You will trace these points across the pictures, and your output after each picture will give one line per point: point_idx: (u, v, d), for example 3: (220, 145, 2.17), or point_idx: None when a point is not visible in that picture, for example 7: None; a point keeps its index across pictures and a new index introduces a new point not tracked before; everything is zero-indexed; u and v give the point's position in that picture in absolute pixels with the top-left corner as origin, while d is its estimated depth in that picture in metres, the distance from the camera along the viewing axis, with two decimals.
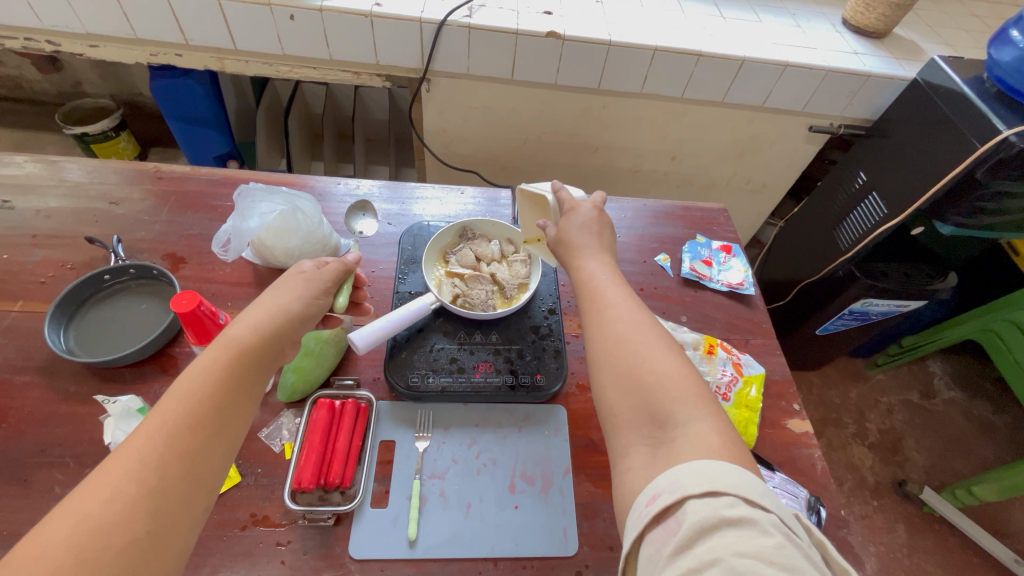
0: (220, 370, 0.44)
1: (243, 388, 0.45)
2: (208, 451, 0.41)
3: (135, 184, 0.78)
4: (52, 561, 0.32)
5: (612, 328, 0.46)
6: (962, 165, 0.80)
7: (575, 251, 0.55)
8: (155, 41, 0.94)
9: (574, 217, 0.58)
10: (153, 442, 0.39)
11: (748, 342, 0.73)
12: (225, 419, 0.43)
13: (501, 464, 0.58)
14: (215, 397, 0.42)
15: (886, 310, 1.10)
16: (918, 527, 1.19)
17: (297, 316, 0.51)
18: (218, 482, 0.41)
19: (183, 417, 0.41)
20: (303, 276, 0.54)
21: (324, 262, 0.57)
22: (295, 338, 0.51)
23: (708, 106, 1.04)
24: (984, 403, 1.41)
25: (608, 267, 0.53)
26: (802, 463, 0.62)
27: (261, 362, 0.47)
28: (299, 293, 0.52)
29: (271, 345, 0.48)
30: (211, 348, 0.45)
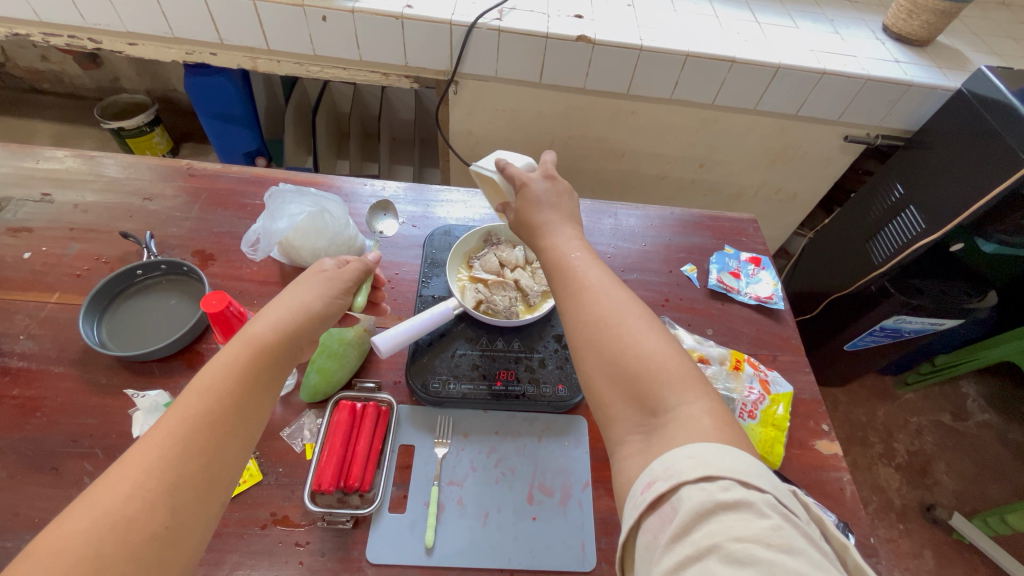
0: (240, 369, 0.44)
1: (260, 384, 0.45)
2: (226, 448, 0.41)
3: (169, 181, 0.80)
4: (73, 553, 0.33)
5: (591, 310, 0.44)
6: (1008, 181, 0.77)
7: (542, 227, 0.53)
8: (191, 40, 0.95)
9: (538, 186, 0.56)
10: (174, 436, 0.39)
11: (776, 359, 0.71)
12: (243, 418, 0.43)
13: (519, 474, 0.58)
14: (236, 394, 0.43)
15: (920, 328, 1.07)
16: (946, 555, 1.14)
17: (318, 315, 0.51)
18: (235, 480, 0.42)
19: (205, 415, 0.41)
20: (324, 276, 0.54)
21: (346, 261, 0.57)
22: (313, 337, 0.52)
23: (739, 113, 1.02)
24: (1021, 427, 1.35)
25: (574, 244, 0.51)
26: (830, 487, 0.60)
27: (279, 360, 0.47)
28: (322, 291, 0.53)
29: (290, 343, 0.48)
30: (232, 344, 0.45)
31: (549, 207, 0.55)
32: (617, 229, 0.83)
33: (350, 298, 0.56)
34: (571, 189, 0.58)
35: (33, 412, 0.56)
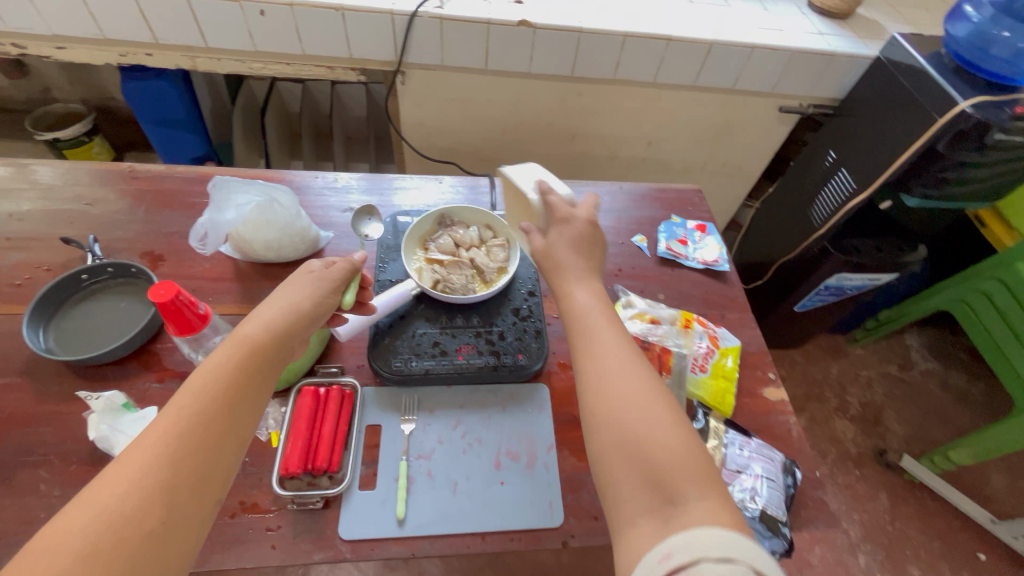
0: (231, 371, 0.44)
1: (252, 386, 0.45)
2: (222, 448, 0.42)
3: (110, 185, 0.77)
4: (70, 548, 0.33)
5: (610, 383, 0.45)
6: (924, 138, 0.83)
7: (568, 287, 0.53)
8: (124, 42, 0.92)
9: (562, 245, 0.56)
10: (168, 434, 0.39)
11: (724, 317, 0.75)
12: (237, 417, 0.43)
13: (485, 443, 0.60)
14: (228, 393, 0.43)
15: (861, 285, 1.14)
16: (900, 495, 1.22)
17: (306, 314, 0.52)
18: (230, 479, 0.42)
19: (199, 414, 0.41)
20: (313, 276, 0.54)
21: (332, 261, 0.57)
22: (304, 335, 0.52)
23: (680, 90, 1.06)
24: (960, 372, 1.45)
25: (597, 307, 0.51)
26: (778, 430, 0.64)
27: (273, 358, 0.48)
28: (309, 291, 0.53)
29: (281, 342, 0.49)
30: (222, 347, 0.46)
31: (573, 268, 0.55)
32: None
33: (338, 297, 0.55)
34: (603, 242, 0.59)
35: None
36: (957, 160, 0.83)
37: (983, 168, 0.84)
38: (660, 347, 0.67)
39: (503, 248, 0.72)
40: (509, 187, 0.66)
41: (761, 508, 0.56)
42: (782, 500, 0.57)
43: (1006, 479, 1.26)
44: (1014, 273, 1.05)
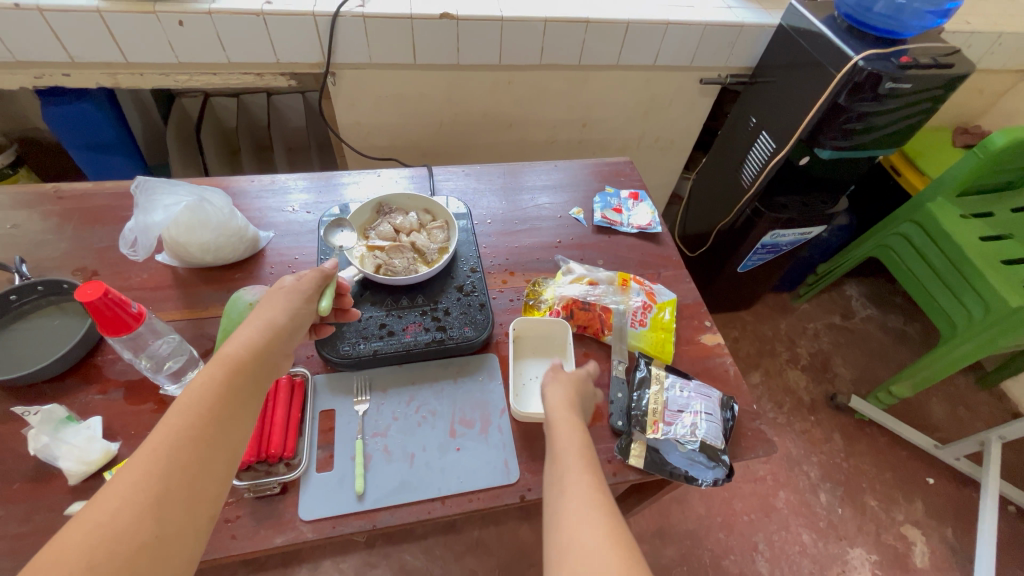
0: (217, 388, 0.43)
1: (239, 400, 0.44)
2: (211, 463, 0.40)
3: (35, 207, 0.76)
4: (67, 567, 0.31)
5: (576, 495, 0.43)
6: (827, 94, 0.90)
7: (553, 414, 0.53)
8: (38, 63, 0.90)
9: (554, 383, 0.58)
10: (159, 449, 0.38)
11: (660, 275, 0.79)
12: (227, 431, 0.42)
13: (440, 414, 0.61)
14: (215, 409, 0.41)
15: (794, 240, 1.22)
16: (853, 433, 1.29)
17: (284, 328, 0.50)
18: (223, 493, 0.40)
19: (186, 429, 0.40)
20: (285, 291, 0.53)
21: (302, 273, 0.57)
22: (287, 351, 0.51)
23: (605, 71, 1.11)
24: (896, 315, 1.55)
25: (575, 434, 0.50)
26: (717, 371, 0.68)
27: (256, 375, 0.46)
28: (286, 304, 0.52)
29: (265, 359, 0.47)
30: (208, 365, 0.44)
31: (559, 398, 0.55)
32: (507, 187, 0.89)
33: (314, 307, 0.55)
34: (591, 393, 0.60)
35: None
36: (857, 111, 0.90)
37: (883, 116, 0.92)
38: (600, 308, 0.69)
39: (443, 230, 0.74)
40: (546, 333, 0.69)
41: (701, 441, 0.60)
42: (720, 432, 0.61)
43: (945, 408, 1.35)
44: (926, 214, 1.14)
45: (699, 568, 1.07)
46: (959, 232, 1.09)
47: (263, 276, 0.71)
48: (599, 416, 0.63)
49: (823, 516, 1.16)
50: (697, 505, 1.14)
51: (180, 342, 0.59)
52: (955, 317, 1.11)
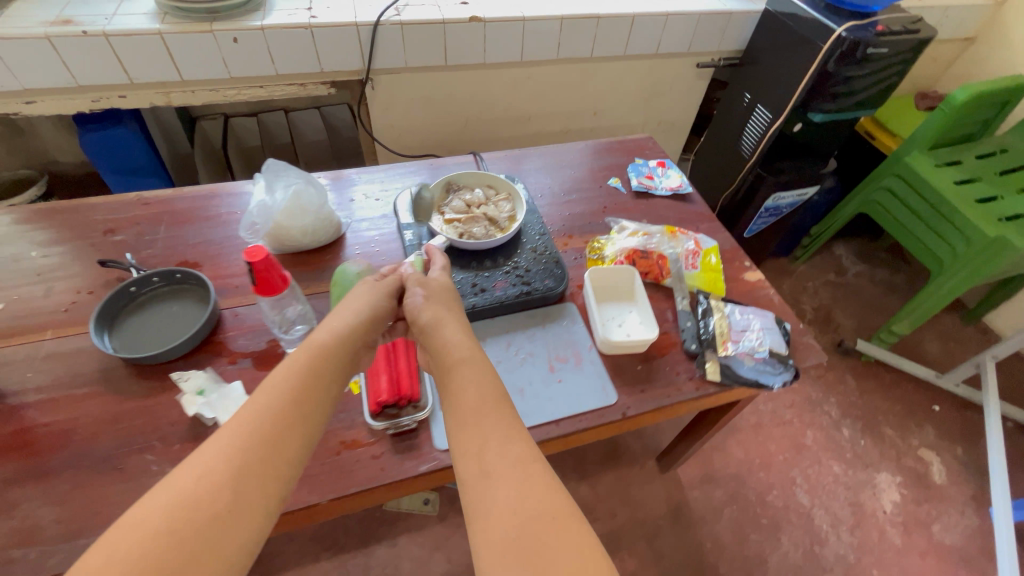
0: (297, 374, 0.46)
1: (317, 386, 0.46)
2: (288, 441, 0.42)
3: (124, 212, 0.81)
4: (151, 525, 0.34)
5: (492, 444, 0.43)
6: (816, 63, 1.03)
7: (447, 353, 0.52)
8: (96, 86, 0.96)
9: (438, 313, 0.56)
10: (243, 426, 0.41)
11: (698, 227, 0.89)
12: (305, 413, 0.44)
13: (537, 354, 0.69)
14: (295, 392, 0.45)
15: (792, 201, 1.34)
16: (863, 374, 1.41)
17: (366, 320, 0.55)
18: (297, 471, 0.42)
19: (268, 409, 0.43)
20: (367, 287, 0.59)
21: (382, 276, 0.62)
22: (363, 343, 0.54)
23: (612, 61, 1.22)
24: (883, 267, 1.70)
25: (478, 375, 0.49)
26: (764, 300, 0.78)
27: (333, 364, 0.49)
28: (365, 301, 0.57)
29: (341, 349, 0.51)
30: (295, 352, 0.48)
31: (456, 335, 0.54)
32: (548, 165, 0.98)
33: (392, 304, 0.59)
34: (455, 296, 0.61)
35: (73, 431, 0.58)
36: (843, 75, 1.03)
37: (863, 79, 1.05)
38: (657, 255, 0.79)
39: (508, 202, 0.83)
40: (606, 290, 0.77)
41: (767, 349, 0.70)
42: (782, 339, 0.71)
43: (938, 344, 1.49)
44: (905, 167, 1.28)
45: (746, 506, 1.16)
46: (937, 179, 1.23)
47: (349, 253, 0.78)
48: (673, 344, 0.72)
49: (848, 448, 1.26)
50: (736, 450, 1.24)
51: (308, 312, 0.66)
52: (943, 255, 1.24)
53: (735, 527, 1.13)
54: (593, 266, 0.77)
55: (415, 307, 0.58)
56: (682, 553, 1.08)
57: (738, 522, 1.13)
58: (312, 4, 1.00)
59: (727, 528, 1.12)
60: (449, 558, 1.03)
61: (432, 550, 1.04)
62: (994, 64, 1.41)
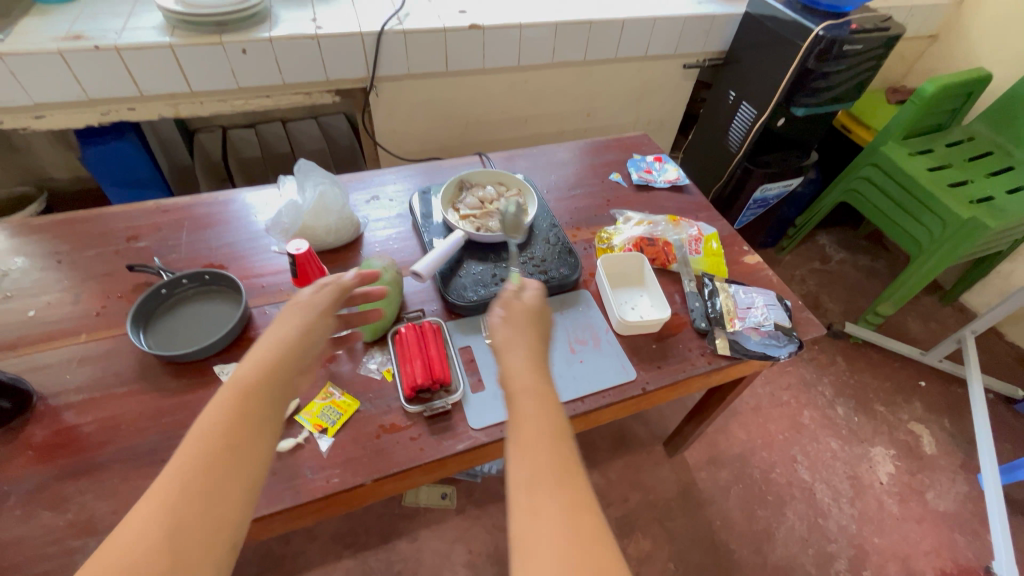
0: (232, 411, 0.40)
1: (259, 420, 0.40)
2: (230, 489, 0.37)
3: (144, 220, 0.82)
4: None
5: (545, 485, 0.37)
6: (796, 61, 1.10)
7: (503, 372, 0.45)
8: (106, 99, 0.98)
9: (501, 327, 0.49)
10: (175, 479, 0.36)
11: (697, 216, 0.94)
12: (244, 457, 0.38)
13: (557, 338, 0.73)
14: (230, 432, 0.39)
15: (779, 193, 1.41)
16: (852, 355, 1.48)
17: (300, 341, 0.47)
18: (244, 524, 0.37)
19: (200, 458, 0.37)
20: (301, 304, 0.51)
21: (322, 285, 0.54)
22: (305, 365, 0.47)
23: (604, 64, 1.28)
24: (864, 254, 1.78)
25: (548, 407, 0.42)
26: (764, 280, 0.83)
27: (274, 393, 0.42)
28: (297, 321, 0.48)
29: (281, 375, 0.44)
30: (224, 388, 0.41)
31: (527, 355, 0.46)
32: (551, 163, 1.02)
33: (330, 320, 0.51)
34: (543, 311, 0.52)
35: (117, 427, 0.59)
36: (822, 71, 1.10)
37: (840, 75, 1.12)
38: (662, 242, 0.83)
39: (520, 197, 0.87)
40: (615, 275, 0.81)
41: (773, 323, 0.75)
42: (784, 314, 0.77)
43: (920, 323, 1.57)
44: (882, 156, 1.36)
45: (751, 485, 1.20)
46: (911, 166, 1.31)
47: (368, 251, 0.81)
48: (683, 323, 0.76)
49: (843, 425, 1.32)
50: (739, 432, 1.28)
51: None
52: (921, 238, 1.31)
53: (742, 505, 1.17)
54: (604, 255, 0.81)
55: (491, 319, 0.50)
56: (694, 533, 1.12)
57: (745, 500, 1.18)
58: (316, 15, 1.03)
59: (735, 506, 1.17)
60: (470, 548, 1.05)
61: (452, 543, 1.06)
62: (956, 59, 1.51)
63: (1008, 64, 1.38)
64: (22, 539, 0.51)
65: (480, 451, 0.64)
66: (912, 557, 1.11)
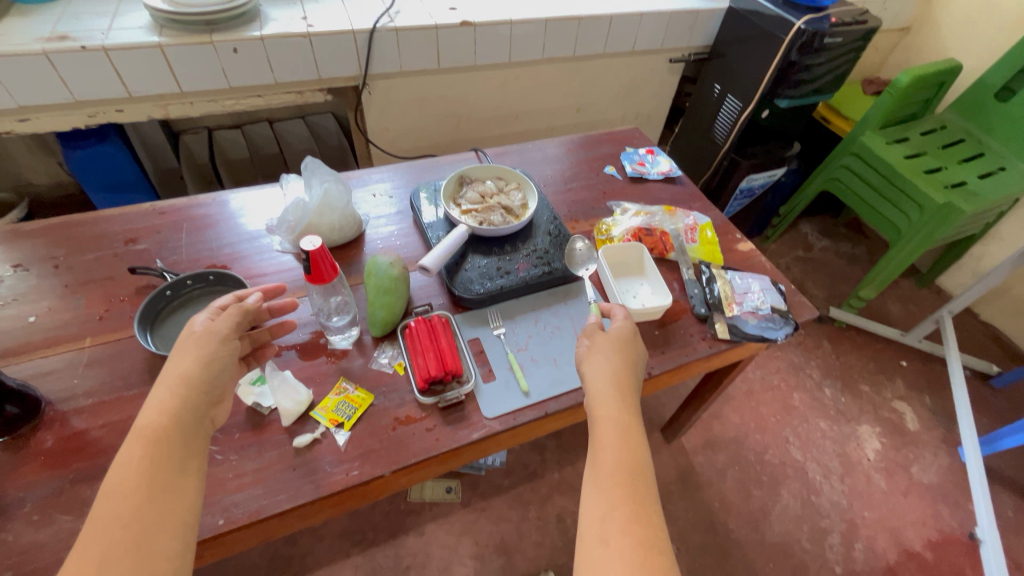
0: (141, 466, 0.42)
1: (170, 468, 0.43)
2: (157, 538, 0.40)
3: (141, 222, 0.81)
4: None
5: (617, 512, 0.43)
6: (779, 54, 1.13)
7: (595, 404, 0.52)
8: (93, 102, 0.96)
9: (596, 362, 0.56)
10: (95, 546, 0.38)
11: (691, 206, 0.96)
12: (165, 505, 0.41)
13: (564, 327, 0.74)
14: (143, 487, 0.41)
15: (764, 183, 1.45)
16: (837, 338, 1.53)
17: (201, 375, 0.49)
18: (179, 566, 0.40)
19: (120, 517, 0.40)
20: (196, 335, 0.51)
21: (219, 311, 0.54)
22: (212, 399, 0.49)
23: (592, 60, 1.30)
24: (845, 241, 1.84)
25: (629, 440, 0.48)
26: (758, 266, 0.86)
27: (181, 439, 0.45)
28: (197, 352, 0.50)
29: (187, 418, 0.46)
30: (128, 445, 0.43)
31: (605, 383, 0.53)
32: (546, 157, 1.04)
33: (233, 345, 0.52)
34: (629, 339, 0.59)
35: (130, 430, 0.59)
36: (804, 64, 1.13)
37: (820, 68, 1.16)
38: (659, 232, 0.86)
39: (519, 191, 0.88)
40: (615, 265, 0.83)
41: (769, 306, 0.78)
42: (780, 297, 0.80)
43: (900, 306, 1.63)
44: (861, 146, 1.41)
45: (745, 467, 1.24)
46: (890, 156, 1.36)
47: (371, 248, 0.82)
48: (684, 310, 0.78)
49: (831, 405, 1.37)
50: (732, 417, 1.32)
51: (349, 301, 0.70)
52: (899, 223, 1.36)
53: (738, 486, 1.21)
54: (605, 245, 0.83)
55: (580, 350, 0.59)
56: (693, 515, 1.15)
57: (741, 481, 1.21)
58: (306, 14, 1.03)
59: (731, 487, 1.20)
60: (477, 540, 1.06)
61: (459, 535, 1.07)
62: (927, 51, 1.58)
63: (976, 55, 1.44)
64: (39, 546, 0.50)
65: (494, 439, 0.65)
66: (900, 529, 1.16)
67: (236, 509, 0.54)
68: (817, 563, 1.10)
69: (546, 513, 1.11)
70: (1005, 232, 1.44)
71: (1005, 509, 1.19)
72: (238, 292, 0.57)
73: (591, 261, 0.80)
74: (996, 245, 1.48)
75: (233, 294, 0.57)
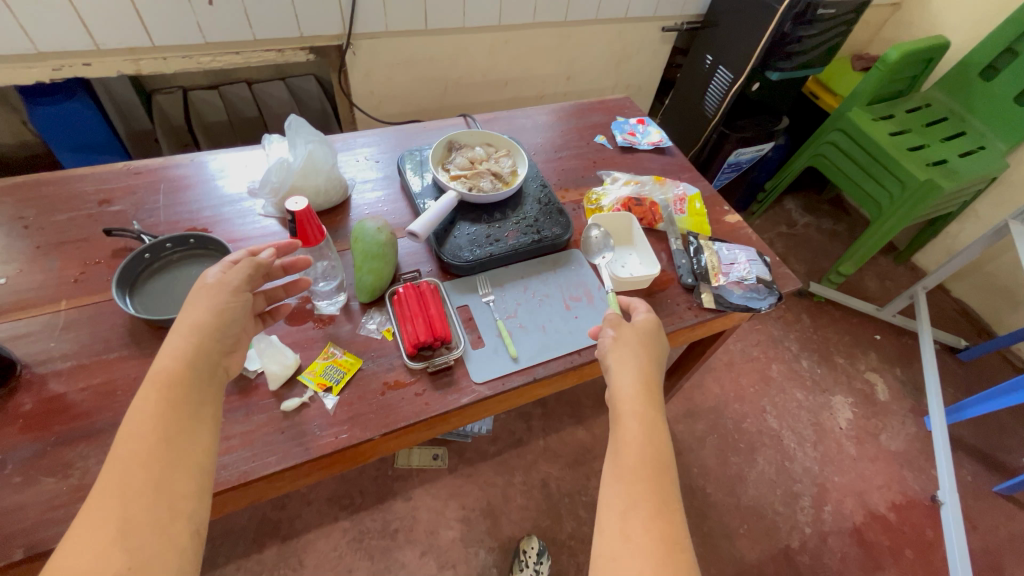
0: (155, 411, 0.41)
1: (186, 415, 0.43)
2: (175, 481, 0.40)
3: (116, 182, 0.78)
4: None
5: (639, 509, 0.43)
6: (774, 24, 1.12)
7: (619, 400, 0.52)
8: (59, 54, 0.91)
9: (621, 355, 0.55)
10: (113, 485, 0.38)
11: (680, 177, 0.96)
12: (182, 449, 0.41)
13: (552, 296, 0.74)
14: (159, 430, 0.41)
15: (751, 157, 1.45)
16: (816, 312, 1.57)
17: (214, 326, 0.47)
18: (197, 509, 0.40)
19: (138, 459, 0.39)
20: (210, 287, 0.49)
21: (232, 263, 0.52)
22: (223, 349, 0.48)
23: (585, 25, 1.26)
24: (827, 218, 1.87)
25: (654, 437, 0.48)
26: (744, 238, 0.87)
27: (195, 385, 0.45)
28: (210, 302, 0.48)
29: (201, 367, 0.45)
30: (143, 390, 0.43)
31: (630, 379, 0.53)
32: (536, 125, 1.02)
33: (246, 298, 0.51)
34: (652, 334, 0.59)
35: (112, 394, 0.58)
36: (798, 35, 1.12)
37: (813, 39, 1.15)
38: (649, 202, 0.86)
39: (509, 158, 0.86)
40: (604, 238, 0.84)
41: (755, 277, 0.79)
42: (765, 268, 0.81)
43: (877, 282, 1.67)
44: (849, 122, 1.41)
45: (724, 434, 1.28)
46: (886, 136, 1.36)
47: (357, 213, 0.80)
48: (671, 279, 0.79)
49: (807, 376, 1.41)
50: (713, 387, 1.36)
51: (337, 266, 0.69)
52: (882, 200, 1.39)
53: (717, 453, 1.25)
54: (595, 214, 0.82)
55: (599, 343, 0.59)
56: None
57: (719, 448, 1.26)
58: None
59: (710, 454, 1.25)
60: (463, 505, 1.08)
61: (446, 500, 1.09)
62: (917, 27, 1.58)
63: (964, 33, 1.45)
64: (22, 506, 0.50)
65: (482, 404, 0.66)
66: (867, 492, 1.22)
67: (225, 471, 0.54)
68: (788, 524, 1.16)
69: (531, 478, 1.14)
70: (981, 211, 1.48)
71: (964, 474, 1.26)
72: (252, 246, 0.55)
73: (606, 249, 0.80)
74: (972, 223, 1.51)
75: (247, 248, 0.55)
